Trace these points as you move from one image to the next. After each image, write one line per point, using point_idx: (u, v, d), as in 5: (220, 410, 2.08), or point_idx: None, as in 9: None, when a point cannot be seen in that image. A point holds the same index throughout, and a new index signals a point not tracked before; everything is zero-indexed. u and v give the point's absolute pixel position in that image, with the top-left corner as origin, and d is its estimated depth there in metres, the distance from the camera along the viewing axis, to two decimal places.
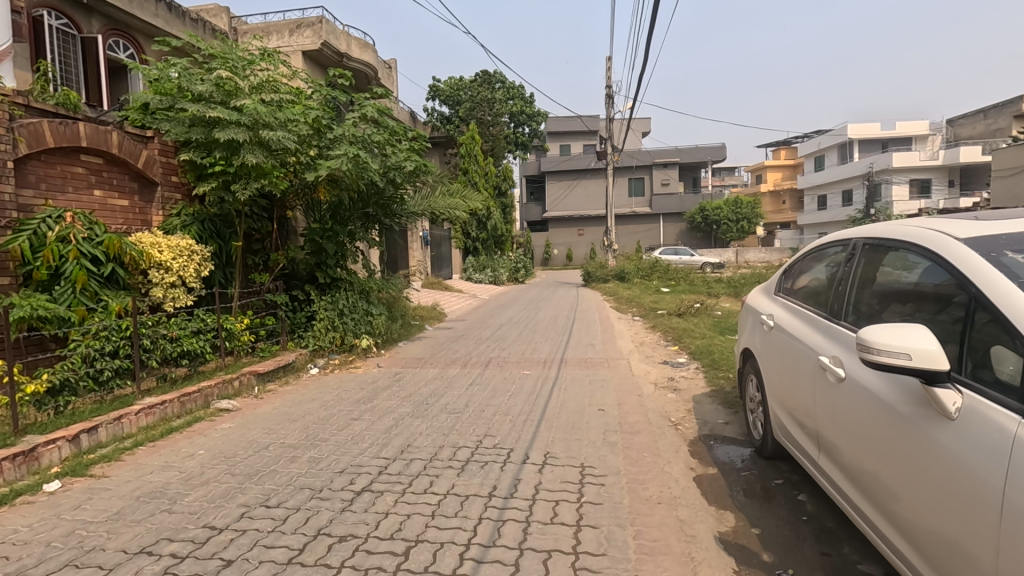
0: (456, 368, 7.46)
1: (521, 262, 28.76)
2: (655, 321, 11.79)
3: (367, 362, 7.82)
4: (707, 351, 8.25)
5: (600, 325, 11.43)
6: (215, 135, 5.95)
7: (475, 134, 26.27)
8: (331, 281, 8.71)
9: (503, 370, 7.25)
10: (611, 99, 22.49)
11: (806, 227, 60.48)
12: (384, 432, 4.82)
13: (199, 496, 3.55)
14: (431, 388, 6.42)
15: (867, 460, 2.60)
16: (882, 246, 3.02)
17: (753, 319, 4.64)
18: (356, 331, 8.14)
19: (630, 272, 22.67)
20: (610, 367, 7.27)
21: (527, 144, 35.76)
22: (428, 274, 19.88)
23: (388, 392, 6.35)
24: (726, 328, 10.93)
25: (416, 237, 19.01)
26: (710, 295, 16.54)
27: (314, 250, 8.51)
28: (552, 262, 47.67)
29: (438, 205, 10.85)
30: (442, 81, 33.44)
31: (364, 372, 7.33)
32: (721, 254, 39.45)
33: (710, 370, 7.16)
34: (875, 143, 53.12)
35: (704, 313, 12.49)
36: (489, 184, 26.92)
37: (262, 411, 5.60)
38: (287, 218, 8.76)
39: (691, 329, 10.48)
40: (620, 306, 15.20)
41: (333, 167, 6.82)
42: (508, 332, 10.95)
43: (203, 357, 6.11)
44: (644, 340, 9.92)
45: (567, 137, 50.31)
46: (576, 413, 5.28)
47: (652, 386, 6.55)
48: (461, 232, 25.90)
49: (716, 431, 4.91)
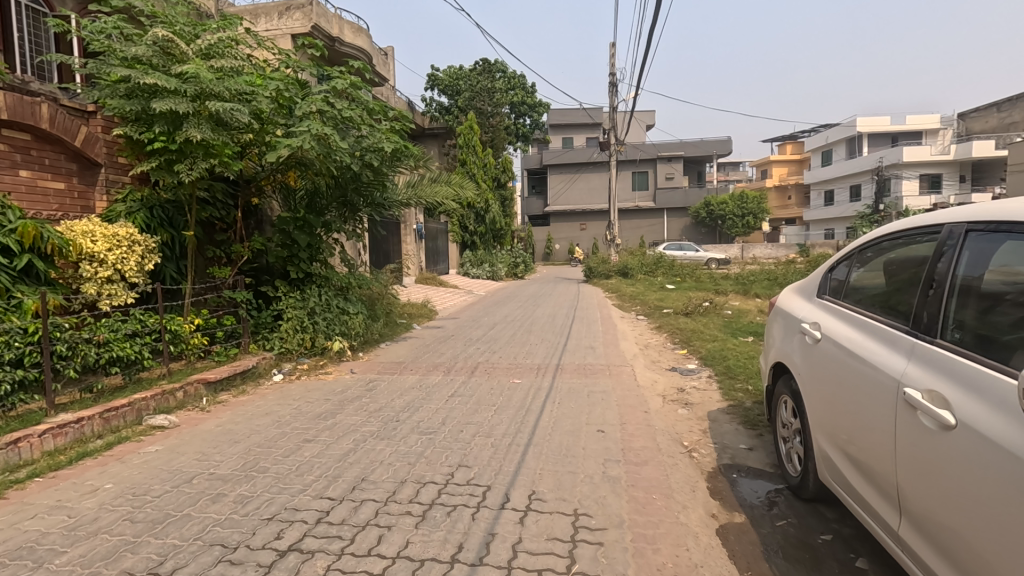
0: (438, 374, 6.63)
1: (520, 257, 27.89)
2: (661, 321, 10.95)
3: (340, 367, 7.00)
4: (720, 356, 7.40)
5: (601, 324, 10.59)
6: (153, 106, 5.10)
7: (473, 124, 25.36)
8: (305, 276, 7.91)
9: (490, 377, 6.41)
10: (614, 87, 21.60)
11: (812, 223, 59.46)
12: (337, 460, 3.98)
13: (74, 557, 2.74)
14: (406, 399, 5.58)
15: (985, 547, 1.76)
16: (994, 234, 2.15)
17: (783, 328, 3.85)
18: (330, 332, 7.33)
19: (633, 268, 21.83)
20: (611, 374, 6.42)
21: (528, 135, 34.83)
22: (422, 269, 19.02)
23: (356, 403, 5.52)
24: (739, 329, 10.07)
25: (409, 229, 18.23)
26: (717, 292, 15.68)
27: (284, 242, 7.72)
28: (553, 257, 46.84)
29: (426, 195, 10.02)
30: (441, 70, 32.45)
31: (334, 380, 6.50)
32: (726, 250, 38.60)
33: (725, 379, 6.31)
34: (884, 137, 52.03)
35: (713, 312, 11.65)
36: (487, 176, 26.02)
37: (203, 428, 4.78)
38: (254, 206, 7.95)
39: (700, 330, 9.64)
40: (622, 304, 14.34)
41: (294, 145, 5.96)
42: (502, 331, 10.10)
43: (140, 364, 5.30)
44: (649, 343, 9.08)
45: (570, 129, 49.31)
46: (572, 435, 4.44)
47: (660, 397, 5.70)
48: (459, 226, 25.06)
49: (738, 461, 4.06)
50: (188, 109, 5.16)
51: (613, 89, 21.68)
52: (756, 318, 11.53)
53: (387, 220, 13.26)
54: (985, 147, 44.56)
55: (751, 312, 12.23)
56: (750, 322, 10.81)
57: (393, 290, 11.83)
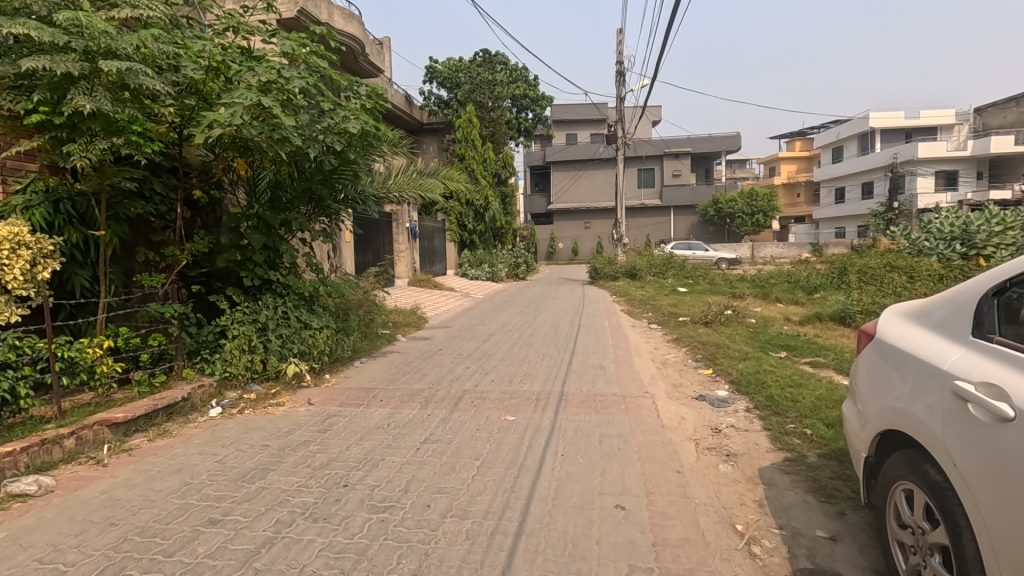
0: (414, 407, 5.38)
1: (522, 257, 26.60)
2: (677, 332, 9.66)
3: (296, 397, 5.75)
4: (757, 381, 6.10)
5: (611, 336, 9.32)
6: (25, 65, 3.85)
7: (473, 117, 24.07)
8: (261, 283, 6.70)
9: (477, 413, 5.14)
10: (622, 76, 20.30)
11: (822, 221, 57.99)
12: (239, 566, 2.73)
13: None
14: (365, 448, 4.33)
15: None
16: None
17: (888, 376, 2.67)
18: (286, 353, 6.09)
19: (641, 269, 20.49)
20: (628, 409, 5.15)
21: (530, 130, 33.52)
22: (416, 271, 17.74)
23: (301, 452, 4.27)
24: (768, 343, 8.77)
25: (401, 228, 17.01)
26: (735, 297, 14.40)
27: (235, 244, 6.47)
28: (556, 257, 45.52)
29: (409, 187, 8.83)
30: (440, 62, 31.16)
31: (284, 414, 5.27)
32: (736, 250, 37.31)
33: (772, 416, 5.03)
34: (898, 133, 50.59)
35: (736, 321, 10.35)
36: (487, 171, 24.73)
37: (83, 494, 3.55)
38: (201, 200, 6.68)
39: (726, 344, 8.34)
40: (632, 310, 13.03)
41: (223, 119, 4.67)
42: (497, 344, 8.83)
43: (16, 405, 4.08)
44: (668, 360, 7.80)
45: (574, 125, 47.95)
46: (580, 516, 3.18)
47: (693, 444, 4.43)
48: (457, 224, 23.82)
49: (821, 563, 2.80)
50: (75, 70, 3.92)
51: (620, 78, 20.43)
52: (785, 328, 10.24)
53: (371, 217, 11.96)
54: (1004, 142, 43.29)
55: (778, 321, 10.93)
56: (780, 334, 9.52)
57: (377, 296, 10.57)
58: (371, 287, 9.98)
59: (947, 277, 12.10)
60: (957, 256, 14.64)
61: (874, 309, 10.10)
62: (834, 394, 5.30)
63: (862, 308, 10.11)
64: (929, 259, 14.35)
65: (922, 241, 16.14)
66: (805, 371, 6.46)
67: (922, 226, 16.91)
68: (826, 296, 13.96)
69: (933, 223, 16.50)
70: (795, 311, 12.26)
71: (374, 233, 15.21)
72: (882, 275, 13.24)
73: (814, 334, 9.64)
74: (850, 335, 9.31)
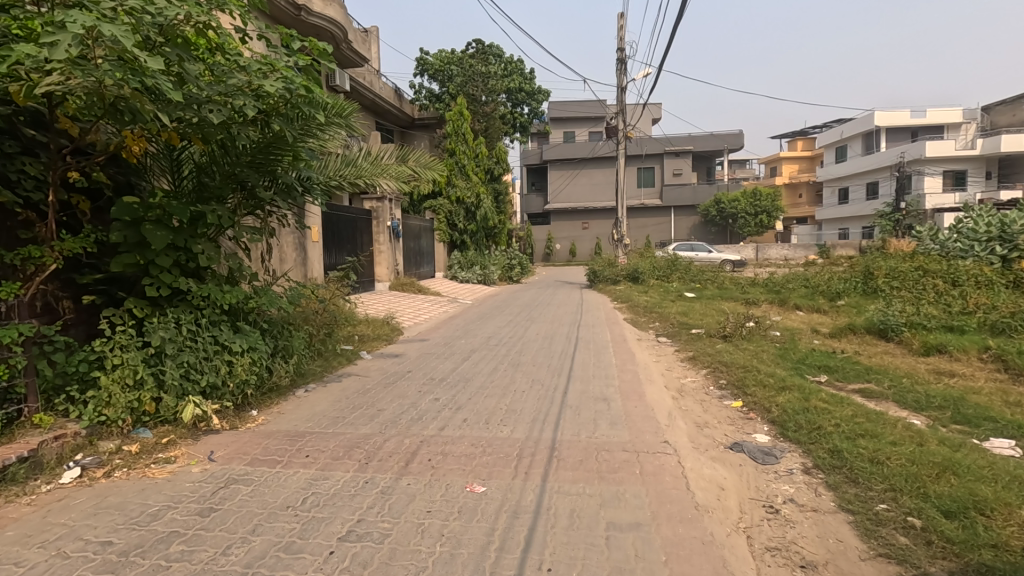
0: (349, 467, 3.92)
1: (517, 259, 25.16)
2: (692, 348, 8.20)
3: (194, 450, 4.24)
4: (810, 426, 4.64)
5: (614, 353, 7.90)
6: None
7: (464, 109, 22.57)
8: (172, 293, 5.21)
9: (435, 479, 3.70)
10: (623, 65, 18.90)
11: (825, 222, 56.71)
12: None
13: None
14: (254, 550, 2.88)
15: None
16: None
17: None
18: (187, 388, 4.59)
19: (644, 272, 18.98)
20: (644, 475, 3.70)
21: (526, 125, 31.90)
22: (399, 274, 16.31)
23: (154, 559, 2.82)
24: (803, 364, 7.30)
25: (382, 226, 15.57)
26: (749, 305, 12.99)
27: (133, 242, 4.98)
28: (553, 258, 44.01)
29: (370, 173, 7.41)
30: (431, 54, 29.58)
31: (168, 478, 3.81)
32: (740, 251, 35.90)
33: (845, 486, 3.59)
34: (904, 131, 49.27)
35: (759, 335, 8.88)
36: (480, 167, 23.28)
37: None
38: (94, 185, 5.17)
39: (754, 365, 6.88)
40: (636, 319, 11.54)
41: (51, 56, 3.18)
42: (479, 365, 7.36)
43: None
44: (684, 387, 6.39)
45: (571, 123, 46.47)
46: None
47: (744, 542, 2.99)
48: (447, 224, 22.34)
49: None
50: None
51: (621, 67, 18.97)
52: (816, 343, 8.78)
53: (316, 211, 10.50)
54: (1015, 140, 42.01)
55: (806, 334, 9.46)
56: (813, 352, 8.06)
57: (341, 305, 9.11)
58: (332, 296, 8.49)
59: (993, 283, 10.67)
60: (995, 259, 13.21)
61: (920, 321, 8.67)
62: (927, 451, 3.84)
63: (906, 319, 8.67)
64: (965, 262, 12.93)
65: (954, 243, 14.70)
66: (867, 408, 5.01)
67: (951, 227, 15.49)
68: (852, 303, 12.53)
69: (964, 223, 15.07)
70: (822, 321, 10.81)
71: (347, 232, 13.73)
72: (917, 281, 11.79)
73: (853, 350, 8.20)
74: (898, 353, 7.85)
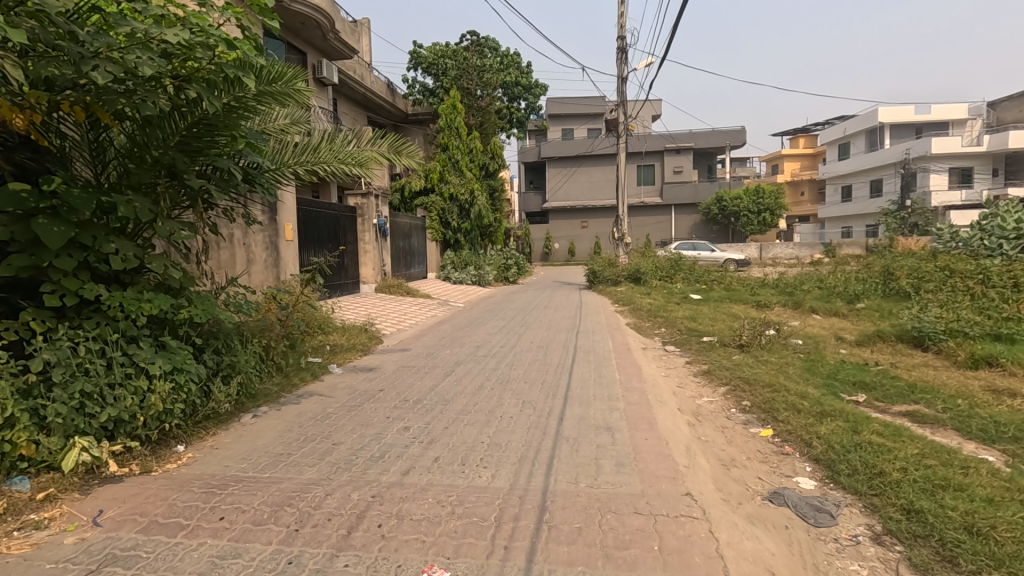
0: (272, 537, 2.94)
1: (514, 259, 24.16)
2: (706, 361, 7.22)
3: (78, 508, 3.28)
4: (870, 470, 3.68)
5: (618, 367, 6.93)
6: None
7: (457, 102, 21.62)
8: (82, 303, 4.22)
9: (381, 559, 2.72)
10: (624, 54, 17.94)
11: (828, 221, 55.80)
12: None
13: None
14: None
15: None
16: None
17: None
18: (78, 425, 3.62)
19: (647, 273, 17.99)
20: (665, 554, 2.73)
21: (524, 120, 30.84)
22: (386, 275, 15.35)
23: None
24: (835, 381, 6.34)
25: (367, 225, 14.59)
26: (760, 309, 12.03)
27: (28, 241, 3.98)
28: (551, 257, 42.99)
29: (333, 159, 6.40)
30: (424, 47, 28.52)
31: (25, 556, 2.84)
32: (742, 250, 34.95)
33: (940, 569, 2.64)
34: (908, 128, 48.35)
35: (779, 344, 7.91)
36: (475, 163, 22.25)
37: None
38: None
39: (782, 383, 5.91)
40: (640, 325, 10.57)
41: None
42: (463, 382, 6.38)
43: None
44: (701, 411, 5.43)
45: (570, 119, 45.49)
46: None
47: None
48: (439, 222, 21.34)
49: None
50: None
51: (622, 56, 18.02)
52: (844, 353, 7.82)
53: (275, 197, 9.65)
54: None
55: (830, 342, 8.51)
56: (843, 365, 7.10)
57: (311, 311, 8.13)
58: (298, 301, 7.51)
59: None
60: None
61: (961, 329, 7.72)
62: None
63: (945, 326, 7.71)
64: (994, 261, 11.97)
65: (978, 241, 13.76)
66: (934, 445, 4.07)
67: (974, 224, 14.54)
68: (873, 306, 11.58)
69: (989, 220, 14.12)
70: (844, 328, 9.84)
71: (326, 230, 12.86)
72: (945, 283, 10.84)
73: (887, 361, 7.24)
74: (942, 367, 6.90)
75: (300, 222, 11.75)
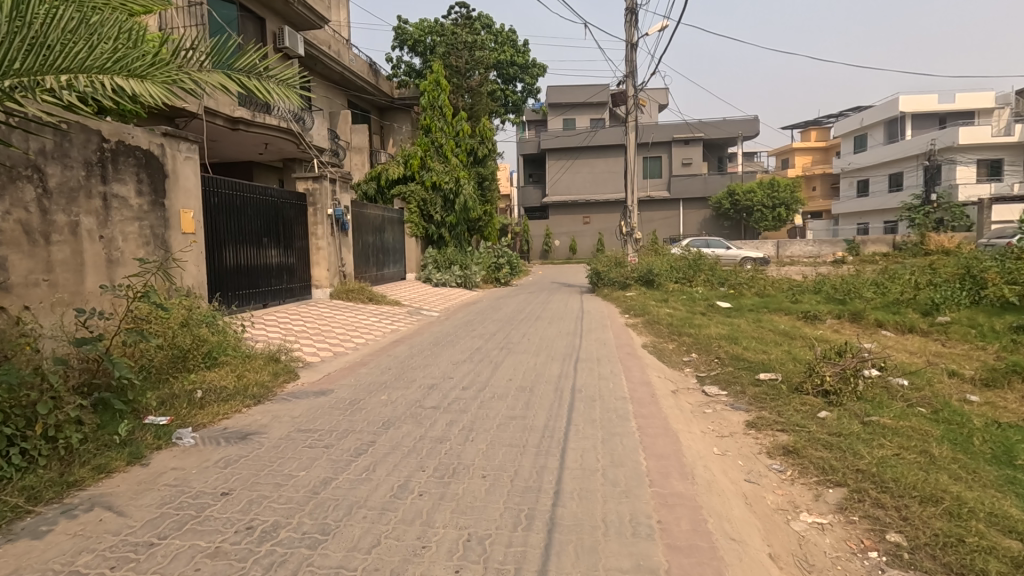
0: None
1: (506, 256, 21.41)
2: (781, 423, 4.52)
3: None
4: None
5: (639, 438, 4.24)
6: None
7: (441, 80, 19.01)
8: None
9: None
10: (633, 16, 15.32)
11: (842, 217, 52.95)
12: None
13: None
14: None
15: None
16: None
17: None
18: None
19: (660, 274, 15.31)
20: None
21: (520, 105, 28.08)
22: (346, 276, 12.70)
23: None
24: (1022, 474, 3.67)
25: (320, 216, 11.89)
26: (811, 325, 9.36)
27: None
28: (552, 255, 40.23)
29: (117, 70, 3.52)
30: (410, 22, 25.76)
31: None
32: (758, 248, 32.20)
33: None
34: (931, 117, 45.48)
35: (884, 390, 5.22)
36: (462, 147, 19.54)
37: None
38: None
39: (952, 492, 3.21)
40: (662, 348, 7.89)
41: None
42: (375, 476, 3.67)
43: None
44: (818, 567, 2.74)
45: (571, 108, 42.71)
46: None
47: None
48: (420, 215, 18.67)
49: None
50: None
51: (633, 18, 15.30)
52: (983, 405, 5.14)
53: (146, 163, 6.91)
54: None
55: (945, 383, 5.81)
56: (1006, 432, 4.39)
57: (163, 346, 5.46)
58: (126, 332, 4.78)
59: None
60: None
61: None
62: None
63: None
64: None
65: None
66: None
67: None
68: (962, 322, 8.85)
69: None
70: (945, 357, 7.13)
71: (259, 221, 10.14)
72: None
73: None
74: None
75: (217, 212, 9.03)
